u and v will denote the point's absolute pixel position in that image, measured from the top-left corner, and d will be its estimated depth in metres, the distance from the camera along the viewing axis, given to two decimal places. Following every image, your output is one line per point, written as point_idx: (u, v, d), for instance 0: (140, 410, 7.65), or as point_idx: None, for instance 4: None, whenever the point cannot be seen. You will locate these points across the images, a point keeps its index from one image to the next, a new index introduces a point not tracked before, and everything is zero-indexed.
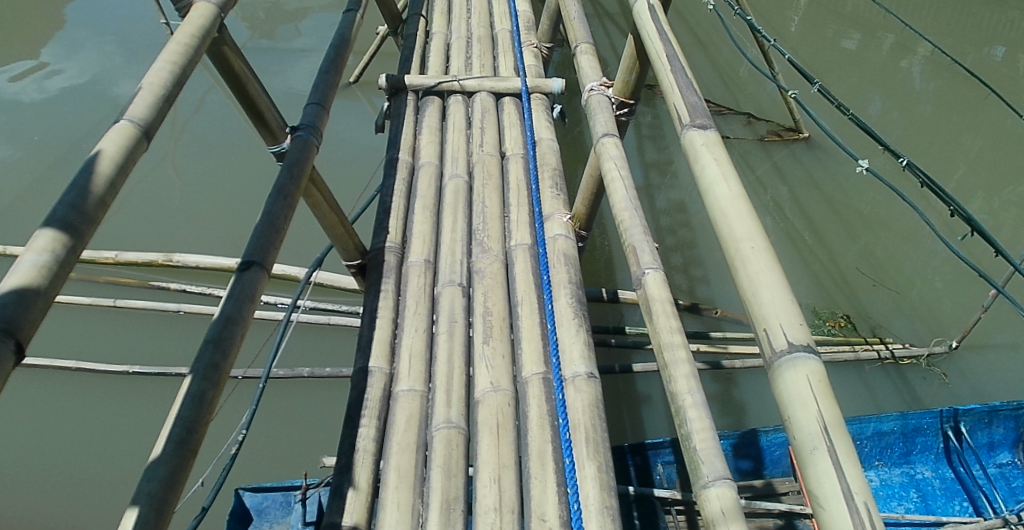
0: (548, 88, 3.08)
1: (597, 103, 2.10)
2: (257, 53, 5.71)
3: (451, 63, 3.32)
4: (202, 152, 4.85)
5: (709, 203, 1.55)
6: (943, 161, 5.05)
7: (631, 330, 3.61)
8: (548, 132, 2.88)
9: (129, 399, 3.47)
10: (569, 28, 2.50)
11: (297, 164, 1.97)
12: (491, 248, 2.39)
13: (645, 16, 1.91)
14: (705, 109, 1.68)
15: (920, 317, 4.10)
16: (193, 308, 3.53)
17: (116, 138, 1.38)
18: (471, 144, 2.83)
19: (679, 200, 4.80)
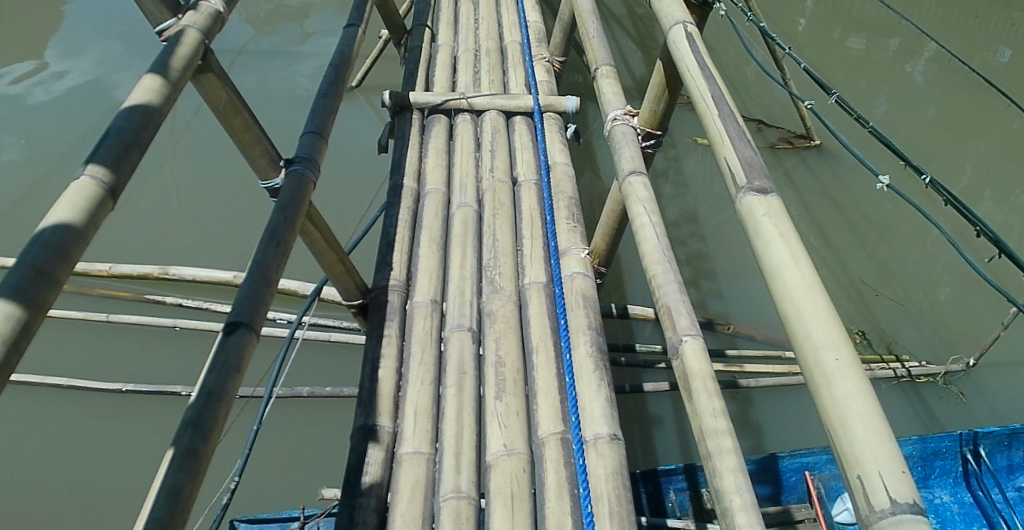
0: (562, 107, 2.90)
1: (623, 134, 1.90)
2: (256, 57, 5.52)
3: (459, 78, 3.13)
4: (201, 159, 4.66)
5: (777, 292, 1.40)
6: (950, 165, 4.87)
7: (642, 348, 3.38)
8: (563, 156, 2.70)
9: (113, 417, 3.23)
10: (588, 47, 2.31)
11: (292, 204, 1.77)
12: (503, 287, 2.20)
13: (683, 48, 1.73)
14: (763, 167, 1.53)
15: (933, 333, 3.91)
16: (190, 324, 3.35)
17: (76, 199, 1.20)
18: (480, 168, 2.64)
19: (689, 208, 4.61)
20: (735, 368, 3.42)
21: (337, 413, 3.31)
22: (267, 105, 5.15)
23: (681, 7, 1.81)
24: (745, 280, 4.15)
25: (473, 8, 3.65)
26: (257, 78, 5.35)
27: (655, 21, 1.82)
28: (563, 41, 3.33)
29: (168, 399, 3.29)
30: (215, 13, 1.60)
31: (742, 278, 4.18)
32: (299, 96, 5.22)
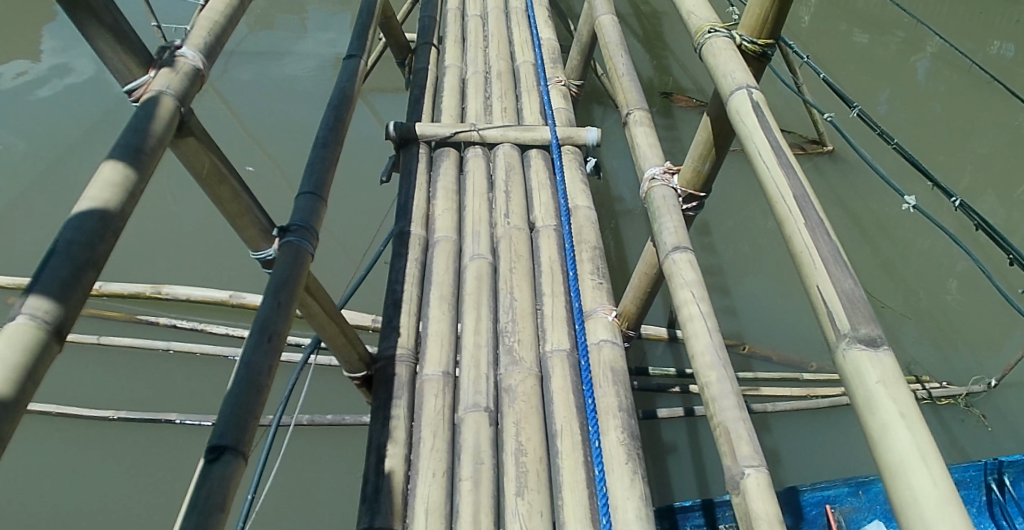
0: (582, 139, 2.66)
1: (662, 198, 1.69)
2: (252, 59, 5.25)
3: (469, 105, 2.89)
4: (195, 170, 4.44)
5: (895, 490, 1.16)
6: (953, 163, 4.65)
7: (654, 371, 2.92)
8: (584, 198, 2.46)
9: (89, 454, 2.98)
10: (618, 87, 2.08)
11: (287, 286, 1.55)
12: (523, 358, 1.98)
13: (748, 119, 1.51)
14: (867, 307, 1.31)
15: (941, 341, 3.71)
16: (184, 346, 3.12)
17: (9, 349, 0.97)
18: (494, 212, 2.43)
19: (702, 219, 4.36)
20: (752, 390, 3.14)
21: (325, 448, 3.04)
22: (264, 111, 4.90)
23: (740, 62, 1.58)
24: (765, 298, 3.85)
25: (480, 23, 3.42)
26: (253, 82, 5.09)
27: (712, 81, 1.59)
28: (580, 64, 3.08)
29: (147, 431, 3.03)
30: (194, 71, 1.39)
31: (756, 288, 3.91)
32: (298, 92, 5.03)
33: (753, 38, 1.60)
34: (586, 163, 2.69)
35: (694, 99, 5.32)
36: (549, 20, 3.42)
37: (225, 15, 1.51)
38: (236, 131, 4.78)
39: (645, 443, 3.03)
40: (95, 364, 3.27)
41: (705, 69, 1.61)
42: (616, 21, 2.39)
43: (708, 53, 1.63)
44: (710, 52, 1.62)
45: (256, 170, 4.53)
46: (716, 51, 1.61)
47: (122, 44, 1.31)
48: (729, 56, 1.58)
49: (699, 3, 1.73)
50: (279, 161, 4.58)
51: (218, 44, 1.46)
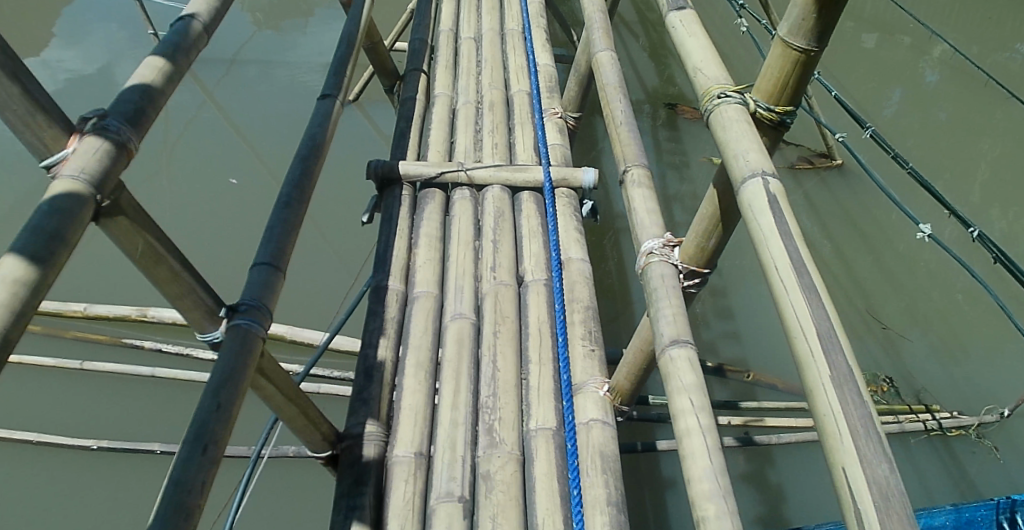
0: (578, 181, 2.48)
1: (660, 276, 1.50)
2: (250, 69, 5.06)
3: (457, 140, 2.69)
4: (179, 189, 4.32)
5: None
6: (959, 168, 4.47)
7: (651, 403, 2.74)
8: (579, 249, 2.27)
9: (56, 493, 2.83)
10: (615, 139, 1.86)
11: (229, 388, 1.37)
12: (504, 440, 1.81)
13: (764, 220, 1.31)
14: (901, 495, 1.09)
15: (948, 362, 3.52)
16: (170, 372, 2.96)
17: None
18: (480, 264, 2.25)
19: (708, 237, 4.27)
20: (754, 419, 2.97)
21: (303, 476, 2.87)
22: (264, 126, 4.73)
23: (754, 139, 1.39)
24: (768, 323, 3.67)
25: (474, 46, 3.23)
26: (250, 90, 4.94)
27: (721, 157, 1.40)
28: (578, 95, 2.88)
29: (119, 461, 2.90)
30: (121, 145, 1.19)
31: (762, 318, 3.73)
32: (298, 96, 4.91)
33: (770, 103, 1.43)
34: (583, 206, 2.50)
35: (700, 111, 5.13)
36: (546, 43, 3.24)
37: (161, 72, 1.33)
38: (239, 148, 4.63)
39: (640, 483, 2.86)
40: (67, 394, 3.11)
41: (713, 140, 1.42)
42: (615, 58, 2.15)
43: (718, 121, 1.43)
44: (719, 123, 1.42)
45: (240, 184, 4.41)
46: (727, 120, 1.41)
47: (35, 115, 1.11)
48: (743, 128, 1.40)
49: (707, 57, 1.52)
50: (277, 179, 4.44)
51: (152, 110, 1.28)
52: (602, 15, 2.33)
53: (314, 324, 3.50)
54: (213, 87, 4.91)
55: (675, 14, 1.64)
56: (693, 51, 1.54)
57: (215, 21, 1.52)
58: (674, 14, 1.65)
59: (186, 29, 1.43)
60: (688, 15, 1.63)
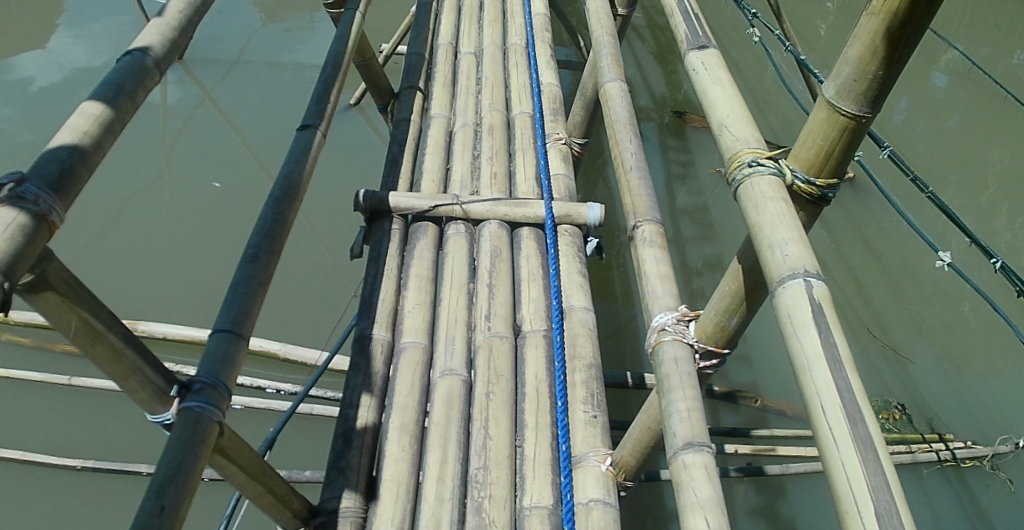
0: (582, 217, 2.29)
1: (673, 359, 1.32)
2: (252, 69, 4.86)
3: (453, 167, 2.50)
4: (166, 193, 4.15)
5: None
6: (970, 179, 4.29)
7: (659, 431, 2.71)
8: (582, 296, 2.10)
9: (18, 522, 2.63)
10: (623, 185, 1.66)
11: (173, 495, 1.18)
12: (494, 521, 1.63)
13: (808, 341, 1.17)
14: None
15: (957, 386, 3.31)
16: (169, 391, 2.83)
17: None
18: (474, 310, 2.07)
19: (719, 254, 4.13)
20: (766, 449, 2.79)
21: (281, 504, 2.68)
22: (265, 127, 4.53)
23: (792, 226, 1.26)
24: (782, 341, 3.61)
25: (474, 62, 3.04)
26: (248, 88, 4.77)
27: (754, 243, 1.27)
28: (584, 120, 2.67)
29: (89, 487, 2.71)
30: (40, 217, 1.01)
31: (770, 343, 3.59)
32: (299, 96, 4.73)
33: (808, 176, 1.31)
34: (587, 243, 2.32)
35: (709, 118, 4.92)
36: (551, 60, 3.04)
37: (97, 121, 1.14)
38: (239, 150, 4.45)
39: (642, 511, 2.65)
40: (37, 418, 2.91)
41: (743, 218, 1.31)
42: (625, 91, 1.92)
43: (750, 195, 1.31)
44: (747, 195, 1.32)
45: (224, 188, 4.22)
46: (762, 198, 1.29)
47: None
48: (780, 207, 1.27)
49: (735, 113, 1.41)
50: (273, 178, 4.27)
51: (83, 169, 1.09)
52: (612, 40, 2.14)
53: (303, 342, 3.32)
54: (214, 89, 4.75)
55: (695, 55, 1.54)
56: (721, 104, 1.44)
57: (171, 56, 1.35)
58: (695, 53, 1.55)
59: (130, 69, 1.25)
60: (710, 56, 1.52)
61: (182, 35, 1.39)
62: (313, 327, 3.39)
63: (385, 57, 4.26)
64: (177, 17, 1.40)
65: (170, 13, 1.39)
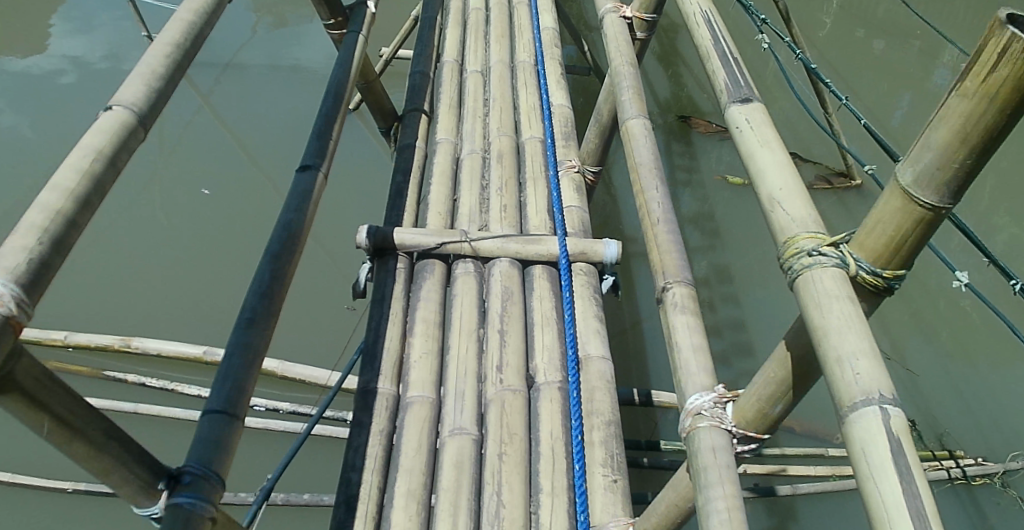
0: (598, 255, 2.16)
1: (711, 448, 1.21)
2: (246, 73, 4.74)
3: (462, 198, 2.37)
4: (159, 204, 4.06)
5: None
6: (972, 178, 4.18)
7: (667, 446, 2.78)
8: (598, 344, 1.98)
9: None
10: (649, 239, 1.54)
11: None
12: None
13: (887, 489, 1.03)
14: None
15: (963, 401, 3.18)
16: (151, 409, 2.93)
17: None
18: (484, 360, 1.95)
19: (728, 265, 4.04)
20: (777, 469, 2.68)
21: None
22: (266, 135, 4.45)
23: (863, 333, 1.14)
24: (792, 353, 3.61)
25: (481, 81, 2.90)
26: (248, 91, 4.67)
27: (820, 351, 1.15)
28: (599, 147, 2.56)
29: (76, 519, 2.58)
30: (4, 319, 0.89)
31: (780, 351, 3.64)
32: (300, 98, 4.65)
33: (873, 266, 1.20)
34: (602, 282, 2.19)
35: (714, 123, 4.78)
36: (562, 80, 2.92)
37: (71, 197, 1.01)
38: (238, 157, 4.35)
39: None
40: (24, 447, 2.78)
41: (804, 314, 1.18)
42: (648, 129, 1.79)
43: (810, 288, 1.19)
44: (806, 289, 1.20)
45: (214, 195, 4.14)
46: (827, 296, 1.17)
47: None
48: (846, 308, 1.16)
49: (787, 186, 1.33)
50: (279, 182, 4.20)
51: (55, 255, 0.97)
52: (632, 69, 2.02)
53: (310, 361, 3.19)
54: (210, 96, 4.64)
55: (736, 108, 1.51)
56: (771, 174, 1.36)
57: (154, 111, 1.22)
58: (739, 106, 1.55)
59: (110, 130, 1.13)
60: (754, 110, 1.50)
61: (166, 88, 1.27)
62: (308, 343, 3.27)
63: (384, 62, 4.16)
64: (161, 70, 1.28)
65: (155, 66, 1.27)
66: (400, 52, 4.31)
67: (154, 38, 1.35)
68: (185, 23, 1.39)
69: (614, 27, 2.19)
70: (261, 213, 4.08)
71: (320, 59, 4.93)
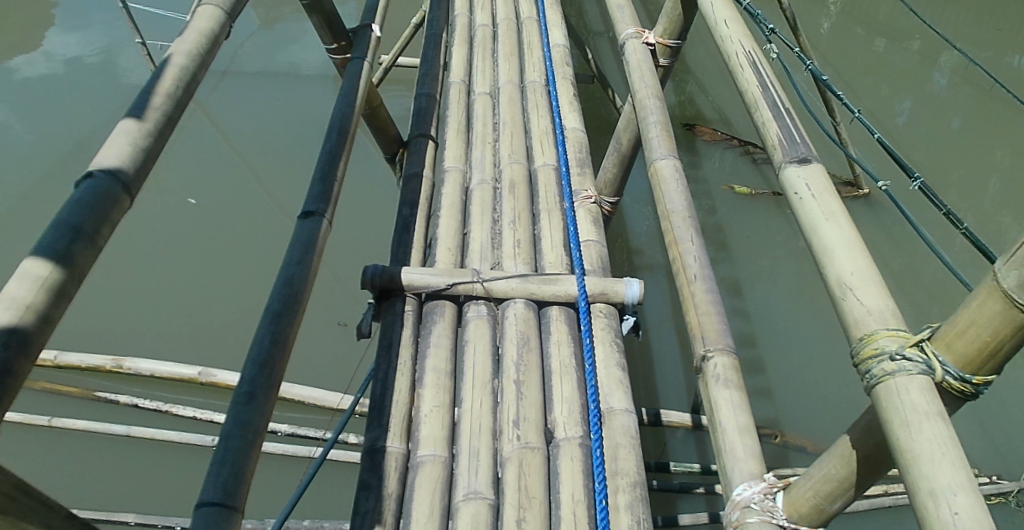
0: (619, 295, 2.04)
1: None
2: (243, 79, 4.88)
3: (472, 234, 2.26)
4: (158, 223, 4.08)
5: None
6: (973, 199, 4.24)
7: (677, 467, 2.75)
8: (622, 396, 1.86)
9: None
10: (688, 303, 1.49)
11: None
12: None
13: None
14: None
15: (982, 417, 3.14)
16: (143, 431, 2.89)
17: None
18: (499, 413, 1.83)
19: (736, 276, 3.93)
20: None
21: None
22: (261, 140, 4.56)
23: (957, 464, 1.08)
24: (804, 369, 3.52)
25: (490, 103, 2.79)
26: (243, 100, 4.78)
27: (907, 468, 1.11)
28: (616, 177, 2.49)
29: None
30: None
31: (792, 367, 3.54)
32: (295, 108, 4.74)
33: (961, 370, 1.18)
34: (623, 322, 2.07)
35: (718, 130, 4.67)
36: (575, 101, 2.77)
37: (43, 287, 0.93)
38: (234, 164, 4.48)
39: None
40: None
41: (888, 422, 1.16)
42: (679, 170, 1.70)
43: (893, 394, 1.17)
44: (893, 396, 1.16)
45: (199, 205, 4.24)
46: (912, 404, 1.14)
47: None
48: (939, 426, 1.11)
49: (860, 274, 1.31)
50: (277, 195, 4.29)
51: (23, 359, 0.88)
52: (659, 103, 1.93)
53: (327, 387, 3.32)
54: (205, 100, 4.75)
55: (793, 168, 1.52)
56: (839, 255, 1.34)
57: (141, 174, 1.13)
58: (794, 167, 1.53)
59: (90, 202, 1.04)
60: (813, 173, 1.50)
61: (155, 145, 1.16)
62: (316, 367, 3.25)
63: (382, 71, 4.03)
64: (150, 123, 1.17)
65: (144, 120, 1.16)
66: (399, 60, 4.22)
67: (143, 85, 1.23)
68: (177, 68, 1.27)
69: (636, 53, 2.11)
70: (255, 224, 4.13)
71: (314, 67, 4.98)
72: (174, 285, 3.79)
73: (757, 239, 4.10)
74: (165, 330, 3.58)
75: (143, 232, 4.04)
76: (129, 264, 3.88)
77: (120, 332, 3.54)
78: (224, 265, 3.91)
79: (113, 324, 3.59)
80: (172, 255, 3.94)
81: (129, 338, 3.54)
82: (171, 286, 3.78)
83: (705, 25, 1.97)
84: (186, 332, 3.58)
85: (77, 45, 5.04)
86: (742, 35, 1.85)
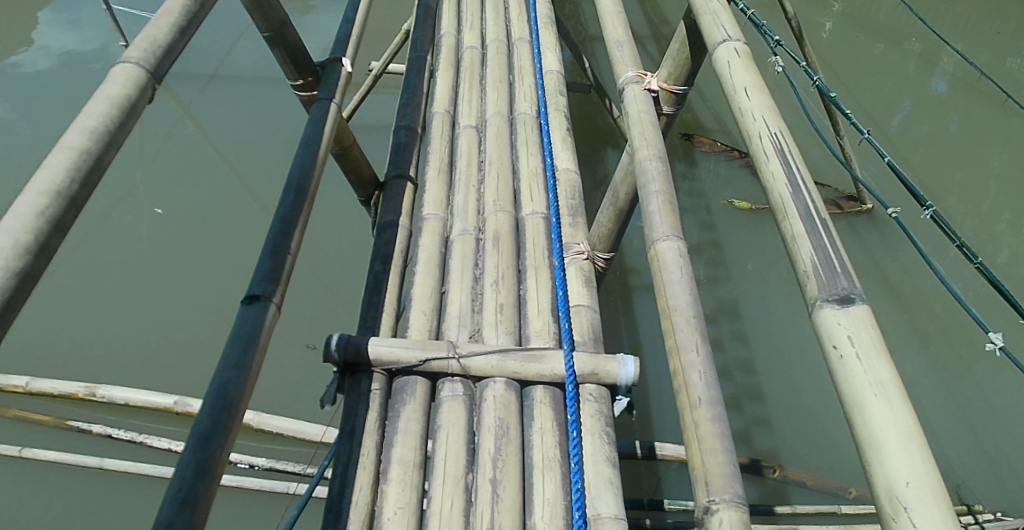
0: (612, 376, 1.81)
1: None
2: (229, 81, 4.64)
3: (450, 296, 2.03)
4: (123, 238, 3.84)
5: None
6: (983, 219, 3.99)
7: (671, 506, 2.52)
8: (612, 499, 1.65)
9: None
10: (694, 453, 1.36)
11: None
12: None
13: None
14: None
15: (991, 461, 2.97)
16: (116, 464, 2.69)
17: None
18: (471, 516, 1.63)
19: (733, 298, 3.70)
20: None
21: None
22: (245, 144, 4.33)
23: None
24: (805, 401, 3.27)
25: (476, 138, 2.56)
26: (229, 103, 4.54)
27: None
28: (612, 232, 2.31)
29: None
30: None
31: (792, 397, 3.32)
32: (279, 112, 4.50)
33: None
34: (616, 402, 1.85)
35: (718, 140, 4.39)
36: (568, 137, 2.53)
37: None
38: (219, 170, 4.24)
39: None
40: None
41: None
42: (683, 256, 1.58)
43: None
44: None
45: (166, 214, 3.97)
46: None
47: None
48: None
49: (918, 485, 1.19)
50: (265, 202, 4.07)
51: None
52: (661, 166, 1.72)
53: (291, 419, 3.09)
54: (190, 102, 4.52)
55: (833, 310, 1.38)
56: (895, 463, 1.21)
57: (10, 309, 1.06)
58: (833, 308, 1.39)
59: None
60: (856, 320, 1.36)
61: (34, 264, 1.10)
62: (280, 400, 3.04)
63: (375, 76, 3.74)
64: (29, 239, 1.11)
65: (20, 238, 1.10)
66: (389, 67, 3.97)
67: (32, 178, 1.17)
68: (70, 156, 1.21)
69: (637, 103, 1.89)
70: (227, 237, 3.88)
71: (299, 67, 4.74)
72: (135, 302, 3.54)
73: (756, 260, 3.86)
74: (125, 352, 3.33)
75: (106, 246, 3.79)
76: (89, 279, 3.63)
77: (77, 355, 3.30)
78: (189, 281, 3.65)
79: (70, 345, 3.34)
80: (135, 270, 3.68)
81: (83, 361, 3.29)
82: (133, 303, 3.53)
83: (722, 89, 1.75)
84: (146, 356, 3.32)
85: (52, 41, 4.80)
86: (766, 110, 1.65)
